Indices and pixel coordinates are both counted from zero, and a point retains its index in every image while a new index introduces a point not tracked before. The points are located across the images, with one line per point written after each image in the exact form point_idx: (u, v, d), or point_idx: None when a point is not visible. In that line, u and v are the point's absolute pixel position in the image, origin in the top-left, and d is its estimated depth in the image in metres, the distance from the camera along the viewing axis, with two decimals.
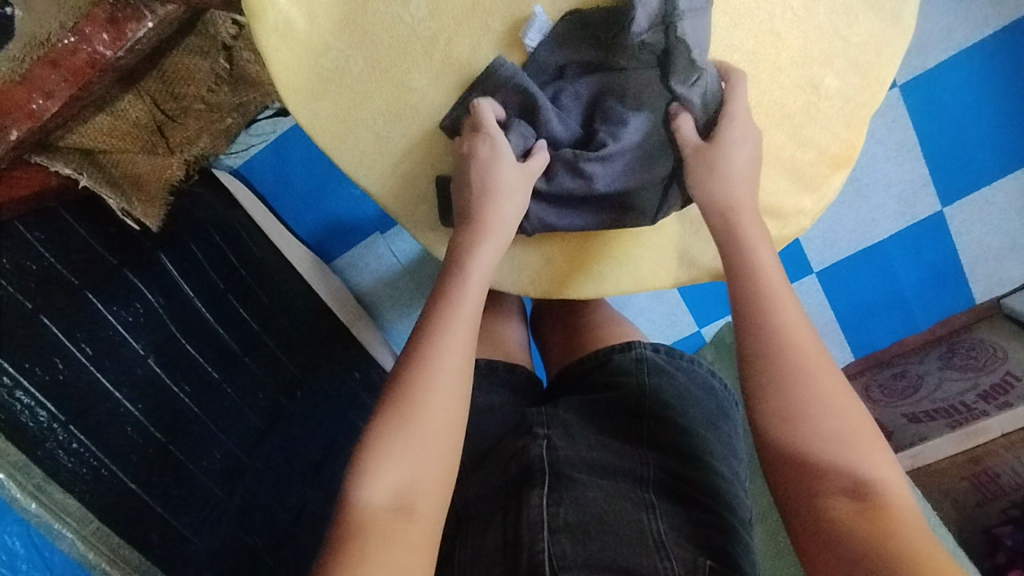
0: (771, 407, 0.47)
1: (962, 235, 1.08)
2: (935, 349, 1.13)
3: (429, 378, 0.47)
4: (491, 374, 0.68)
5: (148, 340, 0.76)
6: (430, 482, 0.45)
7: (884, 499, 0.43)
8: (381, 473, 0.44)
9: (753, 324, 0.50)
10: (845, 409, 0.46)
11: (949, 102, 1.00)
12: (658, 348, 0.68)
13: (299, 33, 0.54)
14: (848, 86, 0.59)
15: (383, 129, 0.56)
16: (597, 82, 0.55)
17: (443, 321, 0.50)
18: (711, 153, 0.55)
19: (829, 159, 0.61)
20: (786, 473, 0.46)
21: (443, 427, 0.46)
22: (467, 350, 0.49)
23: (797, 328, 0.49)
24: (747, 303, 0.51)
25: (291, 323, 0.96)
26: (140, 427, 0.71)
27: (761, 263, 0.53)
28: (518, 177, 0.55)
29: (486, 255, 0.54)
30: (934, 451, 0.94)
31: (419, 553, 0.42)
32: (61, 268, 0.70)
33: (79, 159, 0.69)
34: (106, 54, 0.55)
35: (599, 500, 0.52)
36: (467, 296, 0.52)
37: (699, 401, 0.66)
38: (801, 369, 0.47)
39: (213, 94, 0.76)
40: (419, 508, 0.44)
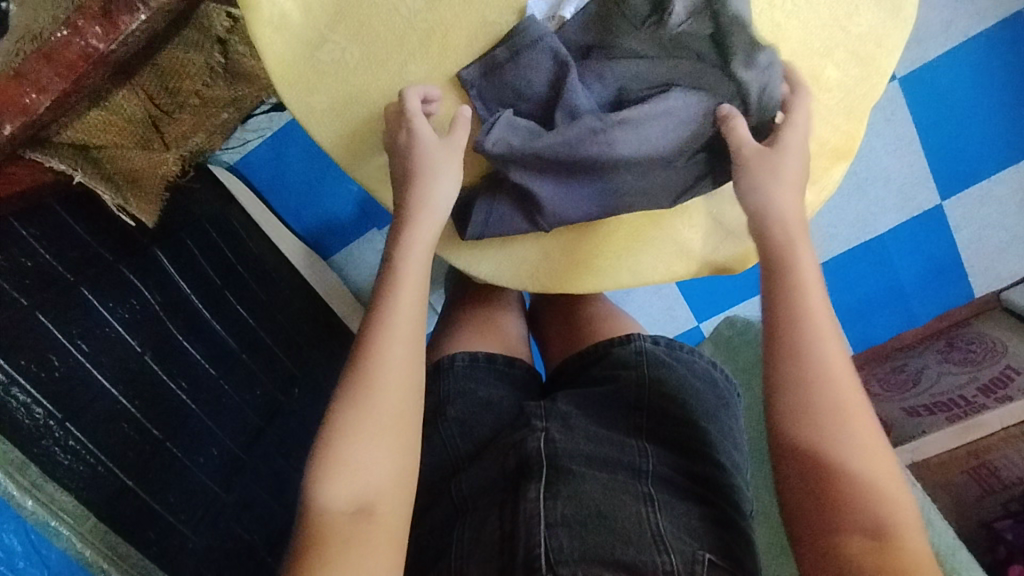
0: (797, 438, 0.47)
1: (961, 229, 1.08)
2: (934, 344, 1.15)
3: (377, 375, 0.47)
4: (490, 367, 0.68)
5: (144, 336, 0.75)
6: (384, 479, 0.45)
7: (902, 543, 0.42)
8: (334, 478, 0.44)
9: (789, 352, 0.49)
10: (870, 446, 0.46)
11: (950, 95, 1.00)
12: (657, 340, 0.68)
13: (294, 24, 0.53)
14: (848, 78, 0.59)
15: (378, 122, 0.56)
16: (639, 69, 0.54)
17: (387, 314, 0.49)
18: (768, 158, 0.55)
19: (829, 151, 0.61)
20: (807, 506, 0.45)
21: (391, 423, 0.46)
22: (411, 341, 0.49)
23: (839, 361, 0.48)
24: (785, 325, 0.50)
25: (286, 319, 0.96)
26: (136, 424, 0.71)
27: (807, 287, 0.51)
28: (437, 152, 0.54)
29: (420, 241, 0.53)
30: (931, 445, 0.95)
31: (381, 551, 0.43)
32: (56, 264, 0.70)
33: (74, 154, 0.68)
34: (99, 48, 0.53)
35: (597, 492, 0.52)
36: (403, 283, 0.51)
37: (702, 393, 0.66)
38: (836, 407, 0.47)
39: (209, 88, 0.75)
40: (377, 505, 0.44)
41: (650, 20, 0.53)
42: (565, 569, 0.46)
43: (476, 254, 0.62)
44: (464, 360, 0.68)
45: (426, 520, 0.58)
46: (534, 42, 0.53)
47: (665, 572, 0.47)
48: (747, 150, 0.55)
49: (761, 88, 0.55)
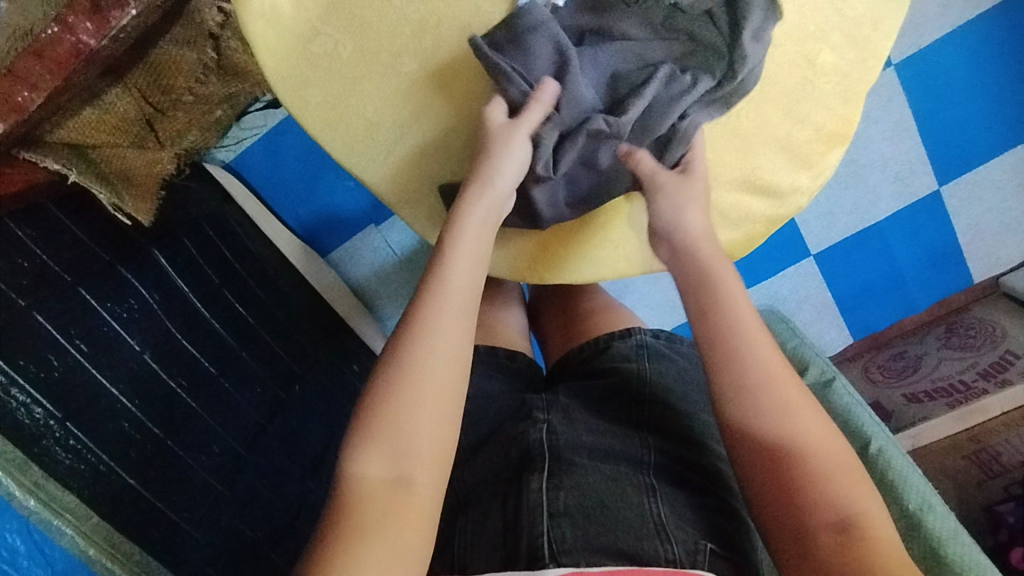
0: (755, 441, 0.47)
1: (959, 215, 1.08)
2: (933, 330, 1.16)
3: (423, 345, 0.46)
4: (491, 361, 0.68)
5: (143, 336, 0.75)
6: (425, 454, 0.44)
7: (870, 532, 0.42)
8: (378, 442, 0.43)
9: (722, 360, 0.49)
10: (824, 441, 0.46)
11: (946, 80, 1.00)
12: (658, 334, 0.70)
13: (286, 17, 0.52)
14: (845, 62, 0.58)
15: (375, 112, 0.56)
16: (630, 49, 0.53)
17: (436, 289, 0.49)
18: (686, 185, 0.57)
19: (825, 135, 0.61)
20: (774, 502, 0.46)
21: (437, 395, 0.45)
22: (464, 322, 0.48)
23: (775, 362, 0.49)
24: (717, 332, 0.50)
25: (287, 317, 0.97)
26: (137, 423, 0.71)
27: (734, 298, 0.52)
28: (504, 133, 0.53)
29: (473, 222, 0.52)
30: (932, 431, 0.97)
31: (414, 526, 0.42)
32: (54, 265, 0.70)
33: (68, 154, 0.69)
34: (90, 43, 0.53)
35: (600, 483, 0.52)
36: (454, 262, 0.50)
37: (699, 386, 0.66)
38: (784, 407, 0.47)
39: (201, 85, 0.74)
40: (414, 477, 0.43)
41: None
42: (568, 560, 0.46)
43: None
44: None
45: None
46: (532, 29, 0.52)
47: (667, 561, 0.47)
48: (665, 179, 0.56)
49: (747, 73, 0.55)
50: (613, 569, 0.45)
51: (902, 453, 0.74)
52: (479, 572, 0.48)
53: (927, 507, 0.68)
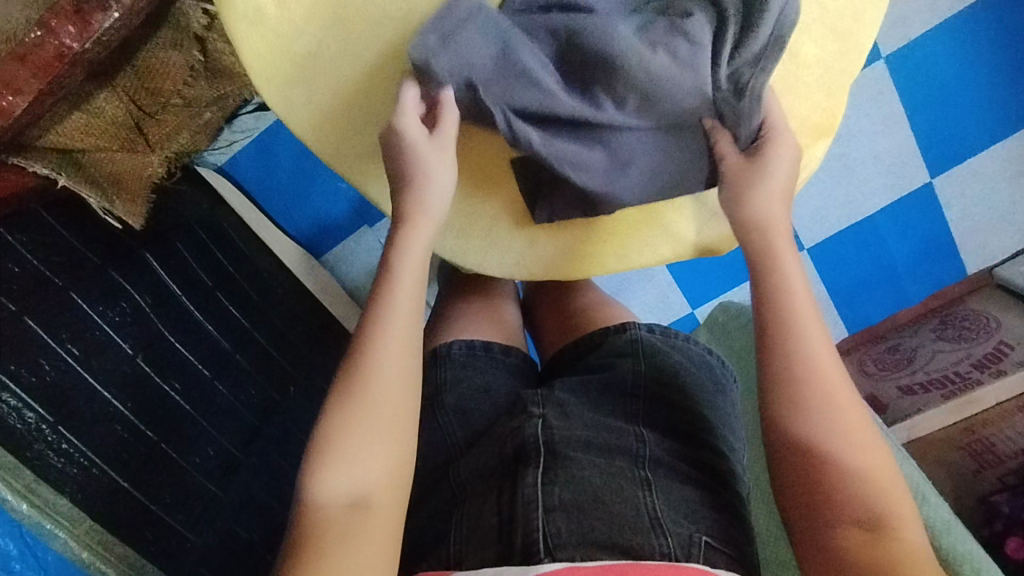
0: (798, 433, 0.47)
1: (951, 206, 1.08)
2: (928, 322, 1.16)
3: (369, 375, 0.47)
4: (486, 357, 0.68)
5: (135, 339, 0.75)
6: (382, 478, 0.45)
7: (896, 534, 0.43)
8: (332, 473, 0.44)
9: (781, 352, 0.49)
10: (864, 442, 0.46)
11: (935, 71, 1.00)
12: (652, 329, 0.69)
13: (269, 18, 0.53)
14: (827, 54, 0.58)
15: (362, 112, 0.56)
16: (594, 23, 0.51)
17: (383, 315, 0.49)
18: (755, 168, 0.56)
19: (810, 127, 0.60)
20: (801, 496, 0.46)
21: (389, 422, 0.47)
22: (409, 345, 0.49)
23: (829, 361, 0.49)
24: (771, 324, 0.50)
25: (281, 318, 0.97)
26: (130, 426, 0.71)
27: (792, 290, 0.52)
28: (431, 150, 0.53)
29: (416, 243, 0.53)
30: (927, 423, 0.97)
31: (378, 545, 0.44)
32: (45, 270, 0.69)
33: (56, 159, 0.68)
34: (74, 47, 0.53)
35: (594, 478, 0.52)
36: (401, 285, 0.51)
37: (697, 376, 0.66)
38: (827, 404, 0.47)
39: (190, 87, 0.75)
40: (372, 501, 0.45)
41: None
42: (564, 554, 0.46)
43: (462, 241, 0.62)
44: (461, 348, 0.68)
45: (426, 508, 0.58)
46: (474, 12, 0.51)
47: (661, 554, 0.47)
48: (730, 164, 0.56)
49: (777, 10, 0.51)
50: (609, 563, 0.45)
51: (896, 446, 0.74)
52: (475, 567, 0.48)
53: (921, 498, 0.68)
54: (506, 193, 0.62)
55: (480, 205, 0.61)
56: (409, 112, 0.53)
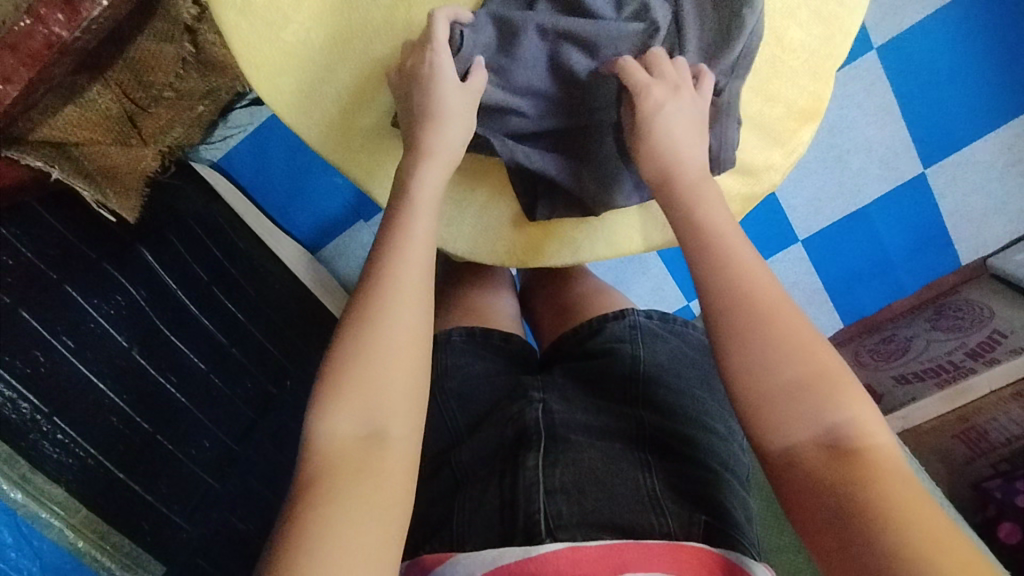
0: (739, 359, 0.45)
1: (944, 197, 1.09)
2: (923, 313, 1.17)
3: (387, 300, 0.46)
4: (485, 344, 0.68)
5: (131, 332, 0.76)
6: (397, 409, 0.44)
7: (860, 444, 0.41)
8: (341, 405, 0.43)
9: (712, 275, 0.47)
10: (817, 353, 0.44)
11: (928, 61, 1.01)
12: (651, 315, 0.69)
13: (258, 6, 0.52)
14: (812, 38, 0.57)
15: (352, 94, 0.56)
16: (575, 34, 0.52)
17: (391, 251, 0.49)
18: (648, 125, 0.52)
19: (796, 113, 0.60)
20: (756, 411, 0.44)
21: (402, 352, 0.45)
22: (422, 279, 0.48)
23: (768, 279, 0.47)
24: (698, 256, 0.48)
25: (276, 313, 0.98)
26: (125, 417, 0.71)
27: (717, 225, 0.49)
28: (458, 96, 0.52)
29: (431, 176, 0.52)
30: (923, 412, 0.96)
31: (394, 476, 0.42)
32: (41, 264, 0.70)
33: (49, 152, 0.69)
34: (62, 35, 0.53)
35: (595, 462, 0.52)
36: (416, 222, 0.50)
37: (693, 362, 0.66)
38: (770, 322, 0.45)
39: (181, 80, 0.76)
40: (390, 426, 0.44)
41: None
42: (565, 534, 0.46)
43: (453, 231, 0.62)
44: (460, 336, 0.68)
45: (426, 495, 0.58)
46: (459, 29, 0.52)
47: (662, 534, 0.47)
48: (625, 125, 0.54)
49: (755, 25, 0.52)
50: (611, 542, 0.45)
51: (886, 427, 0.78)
52: (477, 548, 0.48)
53: None
54: (500, 178, 0.62)
55: (475, 189, 0.62)
56: (445, 49, 0.51)
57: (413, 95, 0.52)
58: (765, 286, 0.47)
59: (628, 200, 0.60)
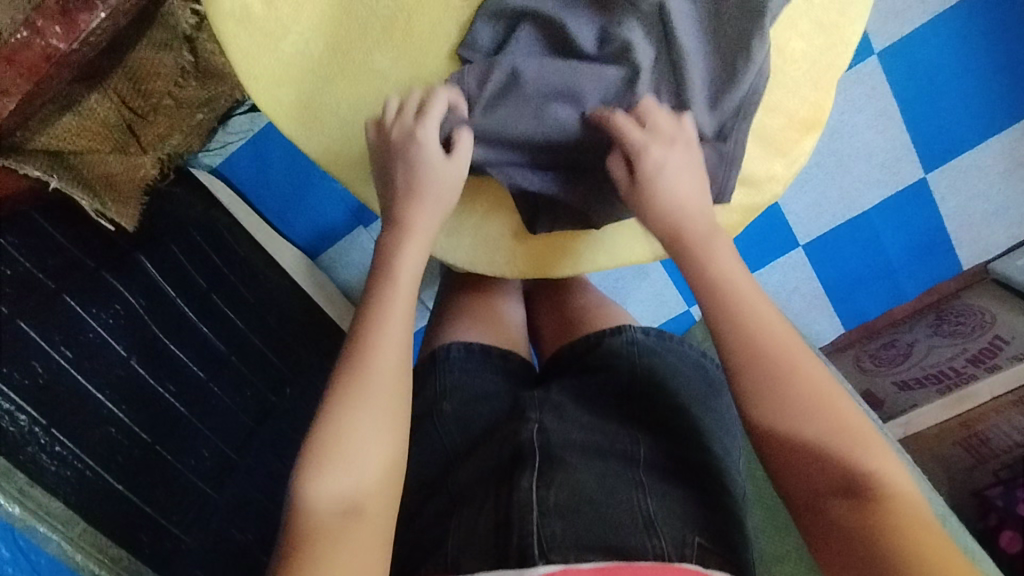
0: (767, 412, 0.47)
1: (945, 202, 1.09)
2: (923, 318, 1.17)
3: (366, 382, 0.48)
4: (485, 359, 0.68)
5: (130, 341, 0.75)
6: (375, 483, 0.46)
7: (881, 492, 0.44)
8: (324, 482, 0.45)
9: (733, 329, 0.49)
10: (839, 406, 0.46)
11: (926, 66, 1.01)
12: (647, 330, 0.69)
13: (256, 17, 0.53)
14: (813, 48, 0.57)
15: (349, 97, 0.55)
16: (562, 92, 0.52)
17: (375, 325, 0.50)
18: (642, 188, 0.52)
19: (798, 123, 0.59)
20: (783, 462, 0.47)
21: (382, 429, 0.47)
22: (403, 353, 0.50)
23: (786, 332, 0.49)
24: (719, 306, 0.50)
25: (275, 320, 0.97)
26: (124, 427, 0.71)
27: (735, 278, 0.51)
28: (442, 174, 0.53)
29: (411, 251, 0.53)
30: (923, 418, 0.96)
31: (369, 547, 0.45)
32: (36, 272, 0.70)
33: (47, 160, 0.69)
34: (60, 47, 0.53)
35: (590, 478, 0.52)
36: (399, 294, 0.52)
37: (691, 378, 0.66)
38: (789, 375, 0.47)
39: (181, 89, 0.75)
40: (367, 507, 0.45)
41: (607, 38, 0.52)
42: (558, 556, 0.46)
43: (450, 239, 0.62)
44: (459, 352, 0.68)
45: (426, 512, 0.57)
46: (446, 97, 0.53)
47: (656, 557, 0.47)
48: (623, 186, 0.53)
49: (751, 79, 0.53)
50: (602, 565, 0.46)
51: None
52: (473, 569, 0.47)
53: None
54: (498, 193, 0.61)
55: (475, 201, 0.61)
56: (431, 127, 0.52)
57: (395, 164, 0.54)
58: (782, 336, 0.49)
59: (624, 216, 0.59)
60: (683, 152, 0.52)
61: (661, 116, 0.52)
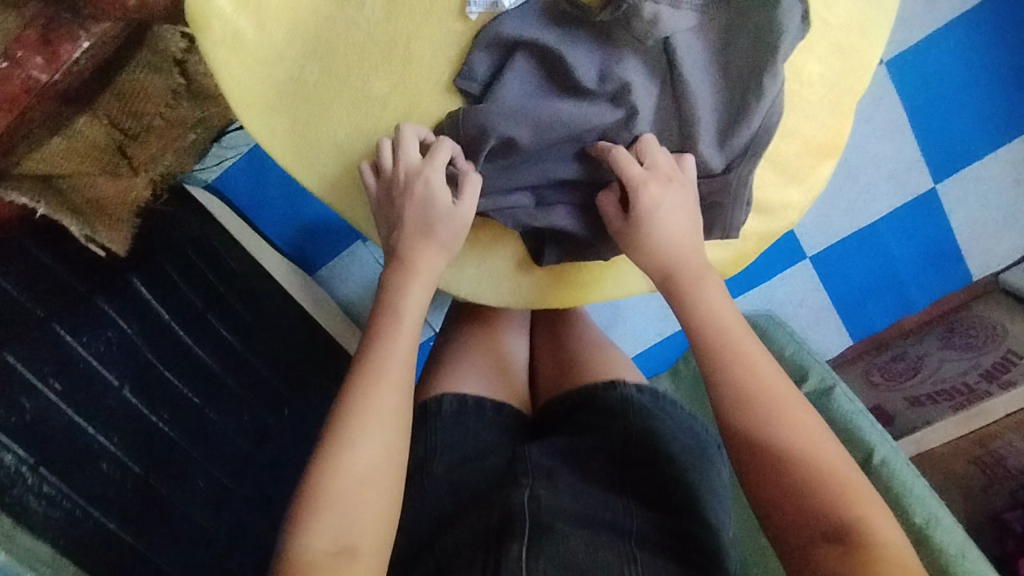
0: (757, 447, 0.49)
1: (955, 213, 1.07)
2: (933, 330, 1.14)
3: (364, 421, 0.48)
4: (478, 415, 0.65)
5: (123, 370, 0.73)
6: (370, 523, 0.46)
7: (868, 539, 0.44)
8: (321, 520, 0.45)
9: (720, 376, 0.52)
10: (823, 448, 0.48)
11: (936, 74, 0.99)
12: (642, 389, 0.67)
13: (248, 44, 0.51)
14: (832, 71, 0.55)
15: (346, 121, 0.53)
16: (564, 133, 0.51)
17: (377, 361, 0.50)
18: (635, 229, 0.53)
19: (814, 149, 0.57)
20: (773, 500, 0.48)
21: (378, 468, 0.47)
22: (402, 392, 0.50)
23: (772, 376, 0.51)
24: (708, 351, 0.52)
25: (273, 340, 0.96)
26: (116, 462, 0.69)
27: (730, 331, 0.53)
28: (444, 211, 0.52)
29: (414, 289, 0.53)
30: (934, 435, 0.96)
31: None
32: (26, 301, 0.66)
33: (37, 187, 0.67)
34: (40, 78, 0.54)
35: (581, 554, 0.50)
36: (400, 332, 0.52)
37: (687, 444, 0.65)
38: (774, 415, 0.49)
39: (173, 109, 0.73)
40: (359, 548, 0.45)
41: (608, 76, 0.50)
42: None
43: (451, 273, 0.59)
44: (451, 405, 0.65)
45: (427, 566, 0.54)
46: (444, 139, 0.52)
47: None
48: (615, 226, 0.54)
49: (764, 113, 0.51)
50: None
51: (902, 457, 0.81)
52: None
53: (932, 522, 0.73)
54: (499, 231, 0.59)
55: (476, 237, 0.59)
56: (438, 169, 0.51)
57: (394, 203, 0.53)
58: (768, 380, 0.51)
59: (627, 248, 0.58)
60: (679, 193, 0.53)
61: (661, 156, 0.52)
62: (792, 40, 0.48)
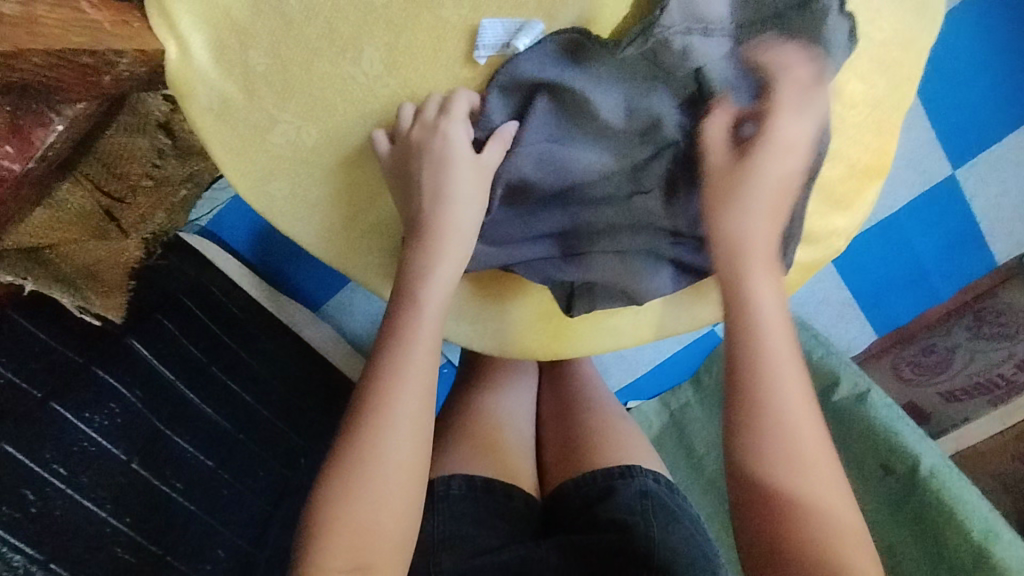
0: (772, 521, 0.47)
1: (976, 198, 0.98)
2: (960, 319, 1.06)
3: (379, 432, 0.47)
4: (486, 499, 0.66)
5: (129, 443, 0.69)
6: (384, 541, 0.46)
7: None
8: (335, 540, 0.45)
9: (758, 437, 0.48)
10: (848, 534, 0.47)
11: (946, 59, 0.90)
12: (659, 479, 0.71)
13: (237, 108, 0.50)
14: (876, 90, 0.53)
15: (342, 181, 0.54)
16: (603, 165, 0.50)
17: (397, 368, 0.49)
18: (733, 171, 0.51)
19: (859, 171, 0.56)
20: None
21: (397, 483, 0.47)
22: (422, 398, 0.49)
23: (812, 444, 0.48)
24: (749, 403, 0.49)
25: (283, 388, 0.92)
26: (130, 545, 0.65)
27: (786, 389, 0.49)
28: (467, 171, 0.50)
29: (440, 279, 0.51)
30: (974, 432, 1.04)
31: None
32: (21, 381, 0.63)
33: (20, 261, 0.62)
34: (12, 168, 0.47)
35: None
36: (415, 343, 0.50)
37: (694, 545, 0.66)
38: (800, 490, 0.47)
39: (160, 168, 0.70)
40: (373, 570, 0.46)
41: (637, 111, 0.48)
42: None
43: (471, 319, 0.60)
44: (461, 487, 0.66)
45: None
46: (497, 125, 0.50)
47: None
48: (714, 161, 0.51)
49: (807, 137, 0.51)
50: None
51: (958, 474, 0.77)
52: None
53: (992, 535, 0.70)
54: (516, 286, 0.60)
55: (493, 290, 0.60)
56: (462, 155, 0.50)
57: (415, 167, 0.51)
58: (807, 449, 0.48)
59: (659, 290, 0.57)
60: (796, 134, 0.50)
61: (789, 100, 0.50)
62: (803, 66, 0.49)
